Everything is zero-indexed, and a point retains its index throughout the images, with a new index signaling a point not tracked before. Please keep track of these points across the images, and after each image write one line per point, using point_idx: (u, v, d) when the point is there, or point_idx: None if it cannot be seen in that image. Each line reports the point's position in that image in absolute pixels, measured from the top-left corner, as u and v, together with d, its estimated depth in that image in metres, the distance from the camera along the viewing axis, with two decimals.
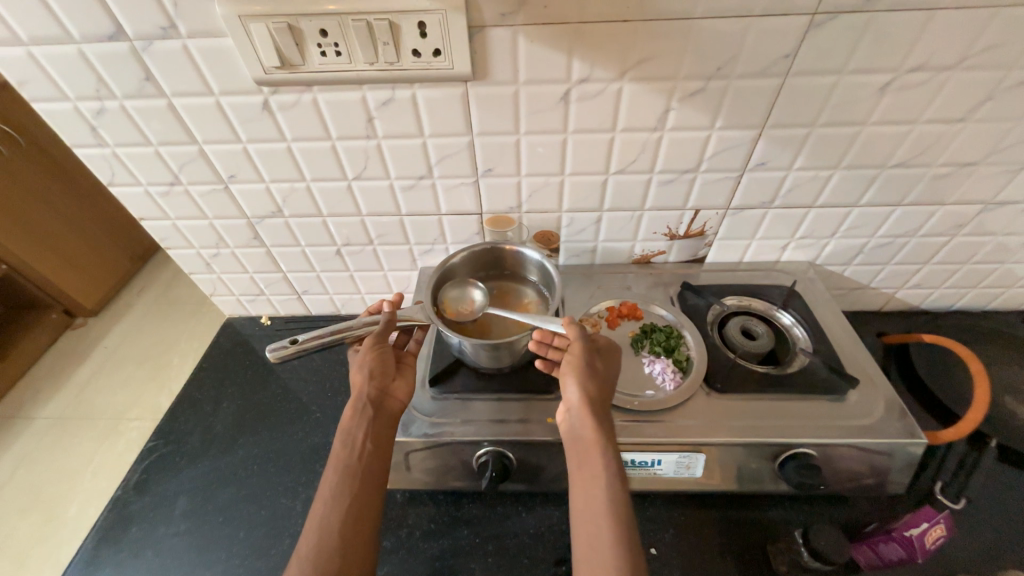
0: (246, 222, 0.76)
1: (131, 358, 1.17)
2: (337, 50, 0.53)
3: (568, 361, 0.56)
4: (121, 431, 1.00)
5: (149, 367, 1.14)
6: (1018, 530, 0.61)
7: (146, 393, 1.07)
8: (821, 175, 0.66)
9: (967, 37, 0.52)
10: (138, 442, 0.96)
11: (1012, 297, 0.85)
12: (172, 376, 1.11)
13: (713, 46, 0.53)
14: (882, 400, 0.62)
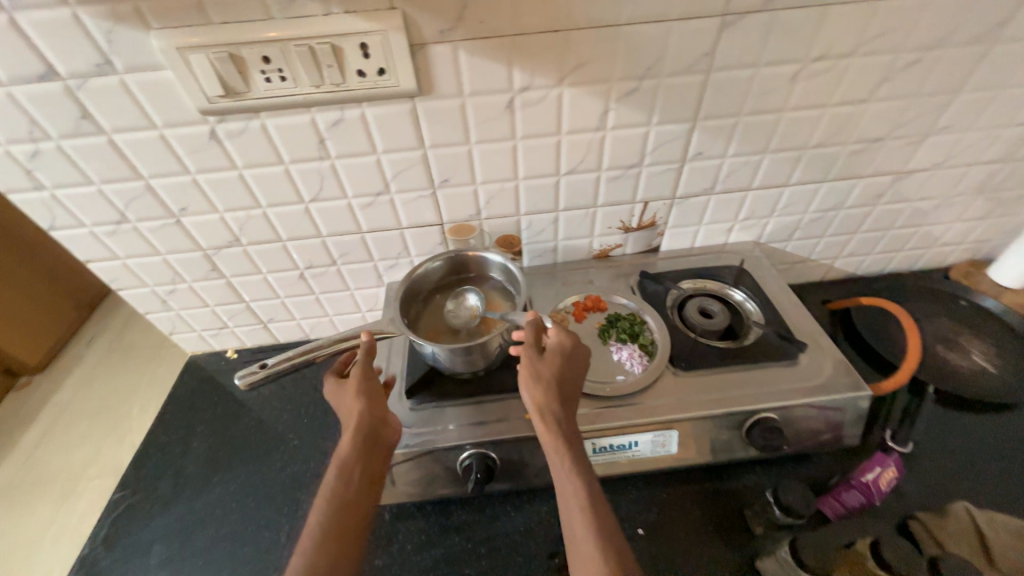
0: (202, 255, 0.75)
1: (85, 411, 1.10)
2: (281, 75, 0.54)
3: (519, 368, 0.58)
4: (82, 488, 0.94)
5: (107, 418, 1.08)
6: (957, 464, 0.68)
7: (105, 446, 1.01)
8: (753, 160, 0.72)
9: (858, 27, 0.58)
10: (103, 497, 0.91)
11: (933, 256, 0.94)
12: (134, 425, 1.05)
13: (640, 49, 0.57)
14: (830, 359, 0.68)
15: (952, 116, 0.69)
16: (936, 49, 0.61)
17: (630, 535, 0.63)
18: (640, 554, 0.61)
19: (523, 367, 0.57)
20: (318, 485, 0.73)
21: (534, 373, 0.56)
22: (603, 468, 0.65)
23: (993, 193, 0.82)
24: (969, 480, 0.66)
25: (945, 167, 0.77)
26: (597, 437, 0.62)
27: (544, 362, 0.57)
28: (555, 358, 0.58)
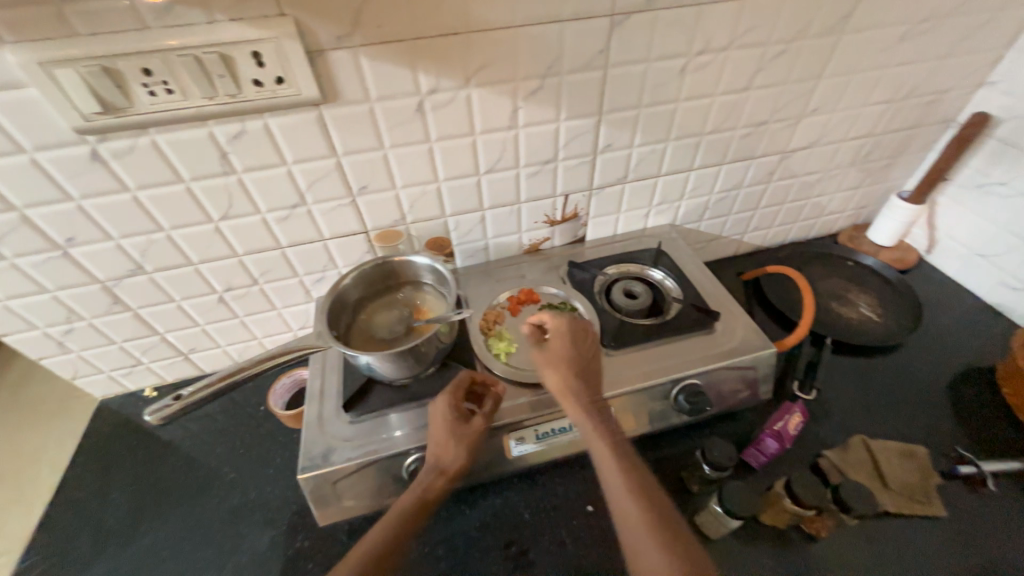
0: (100, 287, 0.68)
1: None
2: (167, 88, 0.51)
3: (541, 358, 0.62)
4: None
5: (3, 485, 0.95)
6: (853, 403, 0.77)
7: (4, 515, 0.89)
8: (657, 148, 0.77)
9: (730, 23, 0.65)
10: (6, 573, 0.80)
11: (822, 224, 1.06)
12: (39, 487, 0.93)
13: (539, 49, 0.60)
14: (741, 324, 0.75)
15: (818, 99, 0.79)
16: (797, 42, 0.70)
17: (582, 512, 0.66)
18: (592, 529, 0.64)
19: (541, 362, 0.61)
20: (261, 516, 0.69)
21: (548, 362, 0.61)
22: (551, 453, 0.67)
23: (862, 164, 0.94)
24: (865, 415, 0.76)
25: (820, 144, 0.87)
26: (540, 423, 0.64)
27: (558, 361, 0.60)
28: (563, 344, 0.62)
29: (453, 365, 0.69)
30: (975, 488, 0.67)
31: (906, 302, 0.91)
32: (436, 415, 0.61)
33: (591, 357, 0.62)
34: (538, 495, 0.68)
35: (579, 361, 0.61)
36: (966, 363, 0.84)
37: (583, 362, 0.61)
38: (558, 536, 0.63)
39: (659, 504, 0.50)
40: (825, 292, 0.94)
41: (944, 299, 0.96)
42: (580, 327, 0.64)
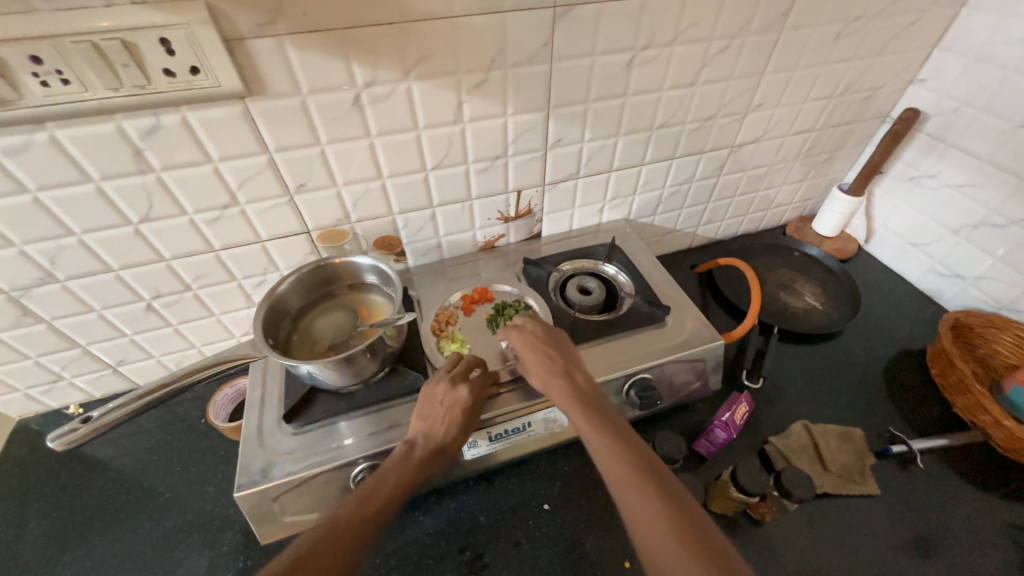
0: (5, 299, 0.62)
1: None
2: (62, 78, 0.46)
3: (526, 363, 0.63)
4: None
5: None
6: (797, 390, 0.80)
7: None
8: (608, 144, 0.77)
9: (674, 18, 0.64)
10: None
11: (770, 217, 1.09)
12: None
13: (480, 41, 0.58)
14: (691, 317, 0.76)
15: (762, 95, 0.81)
16: (739, 38, 0.71)
17: (537, 512, 0.65)
18: (547, 528, 0.64)
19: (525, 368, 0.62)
20: (200, 537, 0.65)
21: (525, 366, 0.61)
22: (505, 454, 0.66)
23: (805, 158, 0.97)
24: (808, 401, 0.79)
25: (766, 138, 0.89)
26: (492, 425, 0.63)
27: (532, 364, 0.60)
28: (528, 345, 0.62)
29: (403, 369, 0.67)
30: (906, 466, 0.72)
31: (847, 290, 0.95)
32: (428, 391, 0.60)
33: (564, 348, 0.62)
34: (494, 498, 0.67)
35: (552, 356, 0.60)
36: (899, 347, 0.89)
37: (557, 356, 0.60)
38: (514, 538, 0.63)
39: (656, 472, 0.48)
40: (774, 283, 0.97)
41: (880, 287, 1.01)
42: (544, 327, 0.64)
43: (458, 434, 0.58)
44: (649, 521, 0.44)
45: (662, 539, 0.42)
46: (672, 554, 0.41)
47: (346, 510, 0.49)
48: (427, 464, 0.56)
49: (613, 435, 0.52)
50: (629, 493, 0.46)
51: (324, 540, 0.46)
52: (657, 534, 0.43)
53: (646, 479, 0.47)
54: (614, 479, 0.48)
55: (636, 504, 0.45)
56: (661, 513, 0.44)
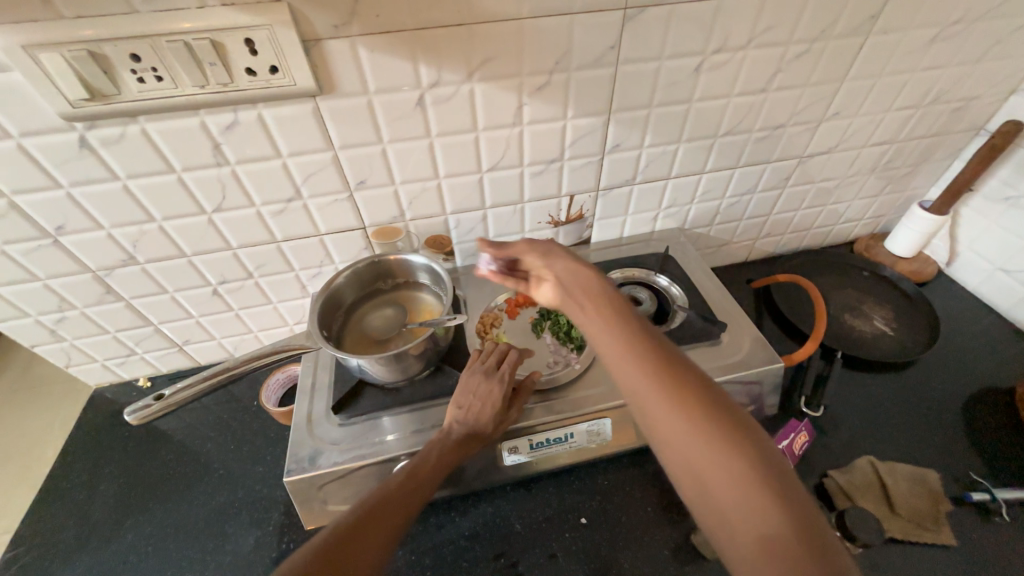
0: (91, 277, 0.67)
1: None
2: (156, 75, 0.49)
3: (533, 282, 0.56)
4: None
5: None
6: (860, 423, 0.75)
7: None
8: (669, 150, 0.74)
9: (750, 19, 0.61)
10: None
11: (838, 232, 1.02)
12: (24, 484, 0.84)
13: (547, 43, 0.57)
14: (748, 335, 0.72)
15: (840, 102, 0.75)
16: (820, 41, 0.66)
17: (574, 525, 0.64)
18: (584, 543, 0.62)
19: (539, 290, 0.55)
20: (248, 515, 0.68)
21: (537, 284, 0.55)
22: (545, 463, 0.65)
23: (883, 171, 0.90)
24: (873, 435, 0.73)
25: (840, 149, 0.83)
26: (534, 432, 0.62)
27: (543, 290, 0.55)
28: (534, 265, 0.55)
29: (449, 369, 0.67)
30: (989, 517, 0.64)
31: (925, 317, 0.87)
32: (463, 380, 0.61)
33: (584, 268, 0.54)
34: (531, 506, 0.66)
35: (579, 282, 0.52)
36: (983, 383, 0.80)
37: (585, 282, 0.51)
38: (549, 550, 0.62)
39: (722, 410, 0.40)
40: (838, 304, 0.90)
41: (962, 315, 0.92)
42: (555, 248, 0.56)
43: (495, 419, 0.59)
44: (716, 469, 0.38)
45: (732, 490, 0.37)
46: (744, 505, 0.36)
47: (393, 487, 0.51)
48: (466, 448, 0.57)
49: (662, 367, 0.43)
50: (686, 437, 0.40)
51: (376, 512, 0.47)
52: (724, 485, 0.37)
53: (710, 420, 0.39)
54: (666, 425, 0.41)
55: (696, 448, 0.39)
56: (697, 427, 0.39)
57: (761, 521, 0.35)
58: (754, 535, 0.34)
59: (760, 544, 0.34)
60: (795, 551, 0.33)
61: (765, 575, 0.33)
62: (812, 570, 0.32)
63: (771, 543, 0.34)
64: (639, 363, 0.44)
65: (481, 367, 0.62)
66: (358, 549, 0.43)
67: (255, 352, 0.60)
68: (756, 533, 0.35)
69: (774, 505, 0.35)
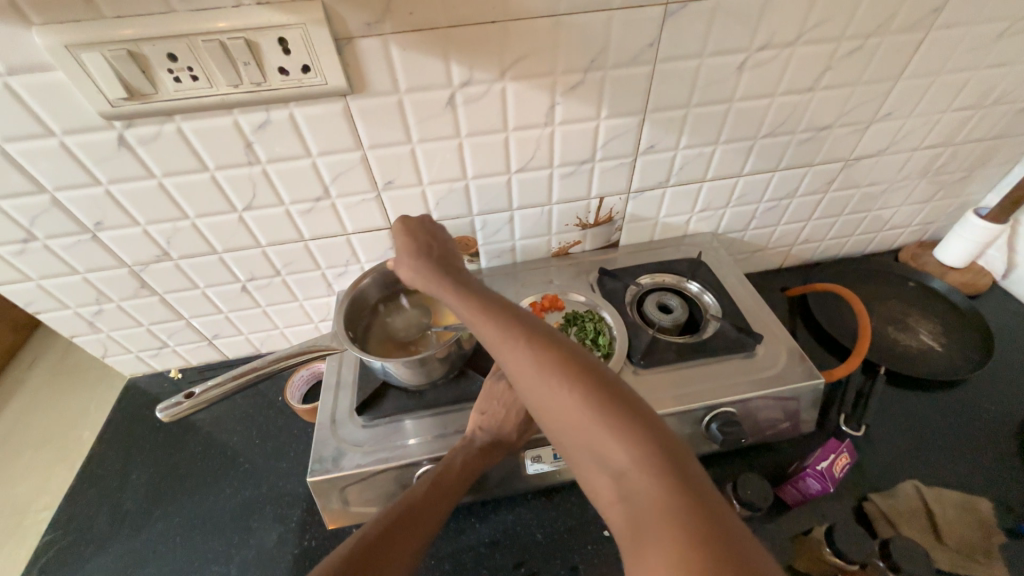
0: (128, 271, 0.68)
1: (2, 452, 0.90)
2: (192, 74, 0.49)
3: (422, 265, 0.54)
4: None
5: (27, 462, 0.89)
6: (904, 444, 0.70)
7: (17, 478, 0.86)
8: (705, 151, 0.71)
9: (799, 15, 0.57)
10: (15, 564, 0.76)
11: (882, 240, 0.96)
12: (62, 470, 0.87)
13: (583, 40, 0.55)
14: (785, 348, 0.68)
15: (892, 102, 0.71)
16: (875, 37, 0.62)
17: (598, 538, 0.62)
18: (607, 557, 0.60)
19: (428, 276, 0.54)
20: (272, 510, 0.68)
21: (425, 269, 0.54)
22: (568, 472, 0.63)
23: (934, 175, 0.85)
24: (918, 458, 0.69)
25: (889, 152, 0.78)
26: None
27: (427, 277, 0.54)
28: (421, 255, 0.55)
29: (472, 373, 0.66)
30: None
31: (978, 332, 0.81)
32: (487, 386, 0.60)
33: (447, 251, 0.57)
34: (552, 516, 0.64)
35: (443, 268, 0.53)
36: None
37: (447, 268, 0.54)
38: (571, 562, 0.60)
39: (576, 364, 0.43)
40: (882, 316, 0.85)
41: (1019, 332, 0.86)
42: (434, 226, 0.59)
43: (518, 427, 0.58)
44: (574, 423, 0.40)
45: (591, 443, 0.39)
46: (603, 452, 0.39)
47: (417, 499, 0.50)
48: (489, 457, 0.56)
49: (519, 337, 0.45)
50: (549, 402, 0.42)
51: (405, 522, 0.48)
52: (585, 440, 0.40)
53: (565, 377, 0.42)
54: (531, 394, 0.44)
55: (560, 410, 0.41)
56: (570, 390, 0.41)
57: (618, 465, 0.38)
58: (617, 481, 0.38)
59: (620, 485, 0.37)
60: (653, 483, 0.36)
61: (637, 515, 0.36)
62: (675, 497, 0.35)
63: (627, 483, 0.37)
64: (499, 340, 0.46)
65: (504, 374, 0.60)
66: (386, 559, 0.44)
67: (284, 352, 0.60)
68: (619, 477, 0.38)
69: (643, 445, 0.38)
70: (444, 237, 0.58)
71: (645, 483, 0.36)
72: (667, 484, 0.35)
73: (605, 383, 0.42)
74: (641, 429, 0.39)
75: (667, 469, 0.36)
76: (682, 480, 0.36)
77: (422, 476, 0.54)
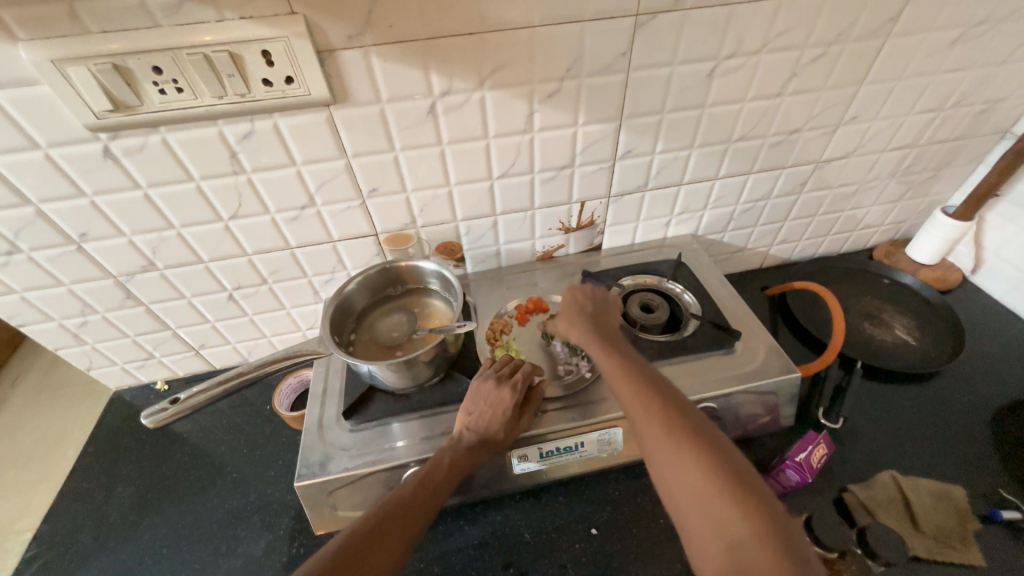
0: (113, 282, 0.69)
1: None
2: (176, 87, 0.50)
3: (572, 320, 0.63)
4: None
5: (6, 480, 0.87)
6: (881, 436, 0.72)
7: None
8: (681, 155, 0.74)
9: (763, 24, 0.60)
10: None
11: (857, 239, 0.99)
12: (43, 488, 0.86)
13: (558, 51, 0.57)
14: (763, 344, 0.70)
15: (857, 106, 0.74)
16: (837, 44, 0.65)
17: (584, 536, 0.63)
18: (595, 555, 0.61)
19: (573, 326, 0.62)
20: (260, 518, 0.68)
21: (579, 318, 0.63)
22: (555, 471, 0.64)
23: (903, 176, 0.88)
24: (895, 449, 0.71)
25: (858, 154, 0.82)
26: (544, 440, 0.61)
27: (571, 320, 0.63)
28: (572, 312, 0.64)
29: (458, 376, 0.67)
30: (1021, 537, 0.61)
31: (948, 326, 0.84)
32: (475, 386, 0.61)
33: (601, 317, 0.64)
34: (540, 515, 0.65)
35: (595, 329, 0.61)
36: (1012, 395, 0.77)
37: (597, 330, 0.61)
38: (559, 560, 0.61)
39: (707, 435, 0.47)
40: (858, 312, 0.88)
41: (989, 325, 0.89)
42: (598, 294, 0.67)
43: (505, 426, 0.58)
44: (698, 492, 0.43)
45: (710, 507, 0.42)
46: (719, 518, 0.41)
47: (403, 498, 0.51)
48: (476, 456, 0.57)
49: (657, 399, 0.50)
50: (673, 461, 0.46)
51: (393, 518, 0.49)
52: (705, 504, 0.42)
53: (689, 440, 0.46)
54: (652, 449, 0.48)
55: (678, 468, 0.45)
56: (691, 448, 0.45)
57: (733, 531, 0.40)
58: (727, 545, 0.40)
59: (731, 552, 0.39)
60: (765, 552, 0.38)
61: None
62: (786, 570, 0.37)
63: (739, 549, 0.39)
64: (634, 397, 0.51)
65: (493, 375, 0.61)
66: (372, 557, 0.45)
67: (271, 357, 0.61)
68: (731, 545, 0.40)
69: (755, 514, 0.40)
70: (609, 310, 0.66)
71: (758, 551, 0.38)
72: (781, 558, 0.38)
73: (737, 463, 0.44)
74: (768, 511, 0.41)
75: (789, 554, 0.38)
76: (800, 567, 0.38)
77: (410, 476, 0.55)
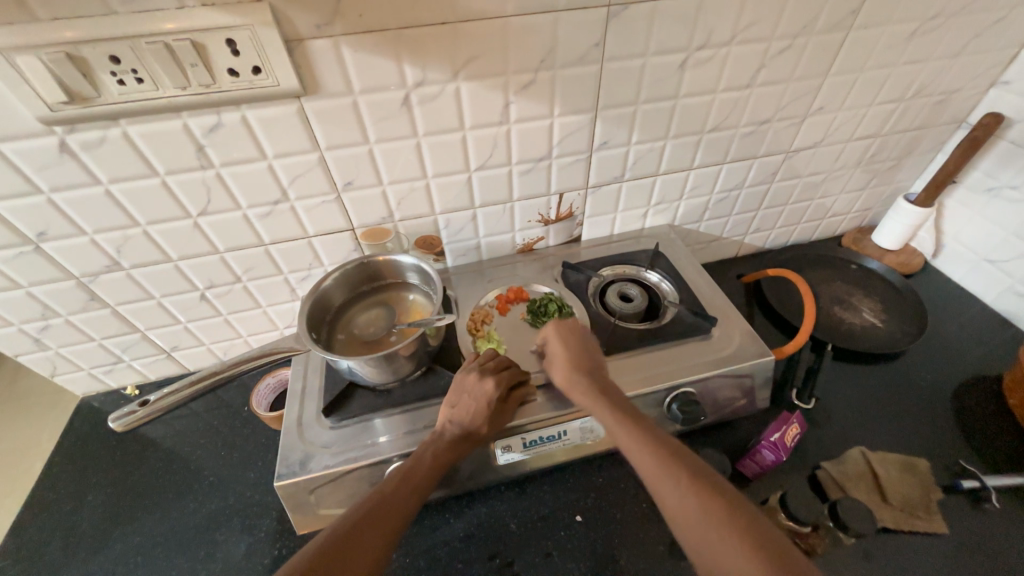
0: (76, 284, 0.66)
1: None
2: (136, 77, 0.48)
3: (556, 364, 0.62)
4: None
5: None
6: (851, 415, 0.75)
7: None
8: (656, 147, 0.75)
9: (733, 16, 0.61)
10: None
11: (826, 226, 1.03)
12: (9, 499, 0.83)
13: (531, 41, 0.57)
14: (738, 330, 0.72)
15: (824, 97, 0.76)
16: (803, 36, 0.67)
17: (569, 524, 0.64)
18: (579, 542, 0.62)
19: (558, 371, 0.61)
20: (240, 521, 0.67)
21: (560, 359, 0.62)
22: (538, 461, 0.65)
23: (868, 165, 0.91)
24: (865, 427, 0.73)
25: (826, 143, 0.84)
26: (527, 431, 0.62)
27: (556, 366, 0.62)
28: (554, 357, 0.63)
29: (440, 369, 0.67)
30: (980, 505, 0.65)
31: (912, 308, 0.87)
32: (458, 379, 0.61)
33: (596, 369, 0.61)
34: (525, 505, 0.66)
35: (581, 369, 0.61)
36: (971, 373, 0.81)
37: (593, 389, 0.58)
38: (545, 549, 0.61)
39: (699, 471, 0.48)
40: (828, 296, 0.91)
41: (949, 306, 0.93)
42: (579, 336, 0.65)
43: (486, 420, 0.58)
44: (700, 529, 0.44)
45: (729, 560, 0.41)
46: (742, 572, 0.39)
47: (387, 493, 0.51)
48: (459, 448, 0.57)
49: (649, 438, 0.52)
50: (683, 517, 0.45)
51: (374, 513, 0.48)
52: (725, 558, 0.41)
53: (681, 477, 0.47)
54: (655, 490, 0.49)
55: (676, 507, 0.46)
56: (687, 485, 0.46)
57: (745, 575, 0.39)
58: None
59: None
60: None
61: None
62: None
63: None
64: (627, 436, 0.53)
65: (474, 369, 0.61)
66: (358, 549, 0.45)
67: (244, 355, 0.60)
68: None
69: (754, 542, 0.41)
70: (592, 352, 0.64)
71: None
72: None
73: (760, 527, 0.42)
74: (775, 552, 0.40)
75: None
76: None
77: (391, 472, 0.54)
